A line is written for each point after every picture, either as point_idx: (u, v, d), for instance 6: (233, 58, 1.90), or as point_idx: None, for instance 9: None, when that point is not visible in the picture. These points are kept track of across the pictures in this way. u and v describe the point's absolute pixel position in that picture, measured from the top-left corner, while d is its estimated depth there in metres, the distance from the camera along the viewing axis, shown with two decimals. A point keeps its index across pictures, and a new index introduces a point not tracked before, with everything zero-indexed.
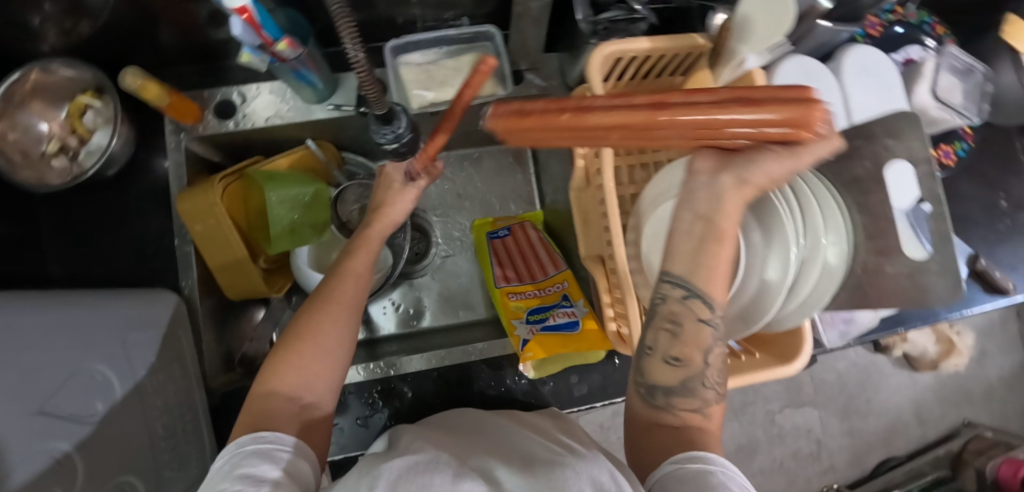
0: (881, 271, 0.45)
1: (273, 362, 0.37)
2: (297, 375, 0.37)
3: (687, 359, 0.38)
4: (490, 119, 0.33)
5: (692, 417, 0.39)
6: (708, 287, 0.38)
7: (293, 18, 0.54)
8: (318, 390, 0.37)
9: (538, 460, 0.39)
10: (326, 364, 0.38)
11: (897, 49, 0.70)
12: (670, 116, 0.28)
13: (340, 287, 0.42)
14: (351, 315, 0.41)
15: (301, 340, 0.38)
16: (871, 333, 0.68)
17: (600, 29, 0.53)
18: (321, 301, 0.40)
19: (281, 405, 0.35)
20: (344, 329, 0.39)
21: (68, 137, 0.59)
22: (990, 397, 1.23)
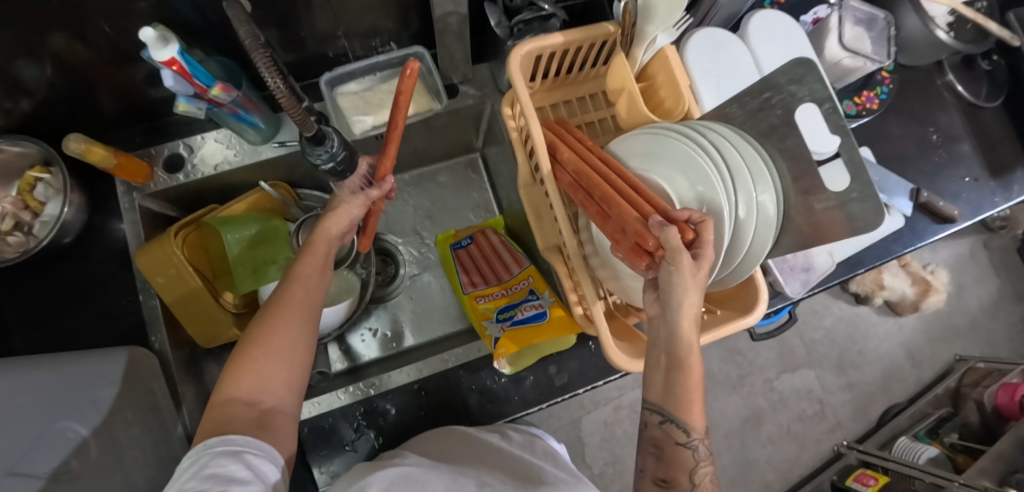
0: (813, 209, 0.47)
1: (229, 371, 0.39)
2: (254, 381, 0.39)
3: (674, 480, 0.43)
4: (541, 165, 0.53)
5: None
6: (685, 415, 0.42)
7: (225, 65, 0.57)
8: (275, 391, 0.40)
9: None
10: (281, 364, 0.40)
11: (806, 10, 0.76)
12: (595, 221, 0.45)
13: (290, 291, 0.44)
14: (304, 315, 0.43)
15: (255, 347, 0.40)
16: (832, 278, 0.71)
17: (516, 30, 0.57)
18: (273, 305, 0.43)
19: (241, 409, 0.38)
20: (298, 331, 0.42)
21: (21, 213, 0.60)
22: (976, 328, 1.25)
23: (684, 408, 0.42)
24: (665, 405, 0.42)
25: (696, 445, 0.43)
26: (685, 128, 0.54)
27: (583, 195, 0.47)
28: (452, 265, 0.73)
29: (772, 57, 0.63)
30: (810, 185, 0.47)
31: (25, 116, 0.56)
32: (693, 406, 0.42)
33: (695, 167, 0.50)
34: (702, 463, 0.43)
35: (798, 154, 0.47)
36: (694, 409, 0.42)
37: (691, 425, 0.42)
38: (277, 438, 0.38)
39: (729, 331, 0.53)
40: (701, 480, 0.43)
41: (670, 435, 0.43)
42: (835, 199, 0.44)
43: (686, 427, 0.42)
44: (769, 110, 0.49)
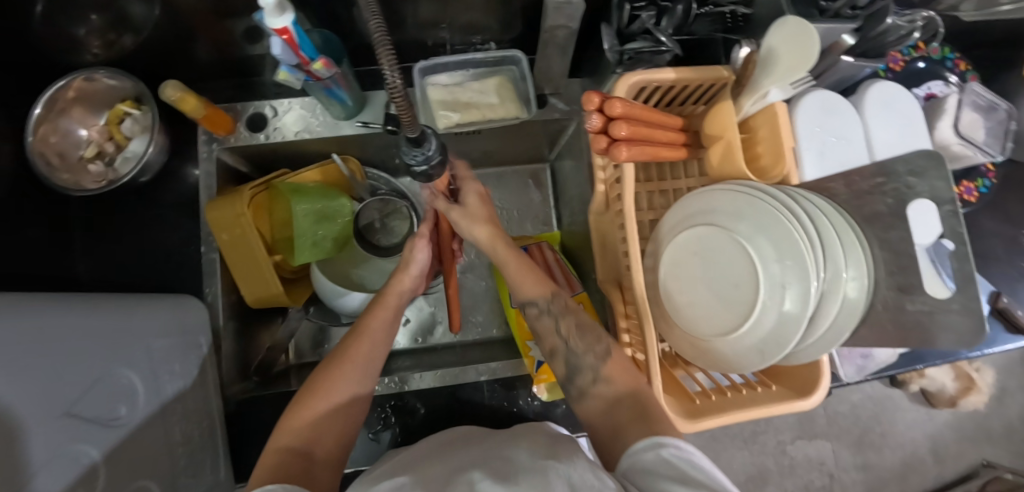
0: (902, 308, 0.46)
1: (288, 420, 0.42)
2: (308, 430, 0.41)
3: (553, 351, 0.50)
4: (625, 110, 0.42)
5: (601, 390, 0.46)
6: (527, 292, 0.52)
7: (328, 40, 0.57)
8: (325, 443, 0.41)
9: (523, 466, 0.37)
10: (335, 419, 0.42)
11: (919, 83, 0.71)
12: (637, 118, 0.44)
13: (355, 346, 0.46)
14: (363, 371, 0.45)
15: (317, 398, 0.43)
16: (888, 370, 0.68)
17: (626, 58, 0.55)
18: (337, 359, 0.45)
19: (292, 458, 0.38)
20: (354, 386, 0.44)
21: (105, 143, 0.61)
22: (1011, 437, 1.19)
23: (535, 288, 0.53)
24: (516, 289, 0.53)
25: (550, 309, 0.52)
26: (781, 193, 0.51)
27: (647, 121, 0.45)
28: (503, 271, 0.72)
29: (886, 132, 0.59)
30: (906, 283, 0.45)
31: (126, 51, 0.57)
32: (531, 280, 0.53)
33: (783, 238, 0.48)
34: (561, 318, 0.51)
35: (901, 248, 0.45)
36: (532, 284, 0.52)
37: (537, 297, 0.52)
38: (323, 489, 0.38)
39: (781, 411, 0.51)
40: (568, 333, 0.50)
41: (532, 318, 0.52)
42: (931, 304, 0.42)
43: (532, 300, 0.52)
44: (879, 195, 0.47)
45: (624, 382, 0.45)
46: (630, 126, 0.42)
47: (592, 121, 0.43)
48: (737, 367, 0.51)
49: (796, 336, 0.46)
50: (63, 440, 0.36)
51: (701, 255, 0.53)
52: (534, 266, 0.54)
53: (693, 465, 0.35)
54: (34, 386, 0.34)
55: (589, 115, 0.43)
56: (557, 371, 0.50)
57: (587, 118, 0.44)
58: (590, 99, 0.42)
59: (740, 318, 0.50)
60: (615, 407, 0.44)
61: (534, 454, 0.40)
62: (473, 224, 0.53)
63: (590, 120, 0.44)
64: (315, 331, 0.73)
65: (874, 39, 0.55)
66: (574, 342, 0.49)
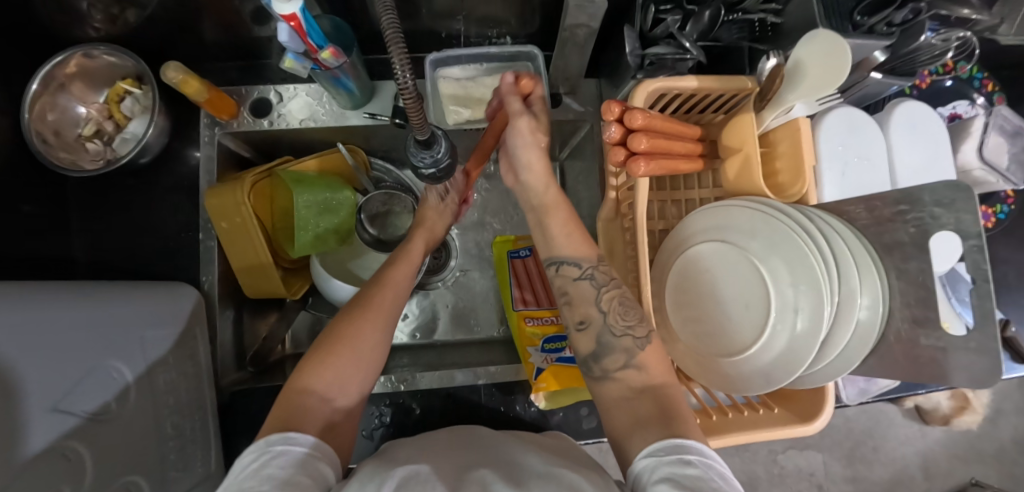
0: (916, 341, 0.45)
1: (311, 363, 0.43)
2: (333, 376, 0.42)
3: (585, 319, 0.47)
4: (644, 121, 0.40)
5: (625, 373, 0.45)
6: (575, 252, 0.50)
7: (337, 26, 0.54)
8: (347, 391, 0.43)
9: (538, 472, 0.36)
10: (357, 366, 0.44)
11: (946, 101, 0.69)
12: (656, 130, 0.42)
13: (379, 295, 0.49)
14: (385, 321, 0.47)
15: (340, 344, 0.44)
16: (890, 394, 0.67)
17: (647, 63, 0.53)
18: (361, 306, 0.47)
19: (316, 404, 0.40)
20: (377, 333, 0.46)
21: (105, 122, 0.59)
22: (1001, 458, 1.19)
23: (576, 250, 0.50)
24: (558, 246, 0.51)
25: (592, 276, 0.49)
26: (792, 209, 0.50)
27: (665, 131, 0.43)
28: (506, 273, 0.70)
29: (910, 154, 0.57)
30: (922, 316, 0.43)
31: (128, 27, 0.55)
32: (575, 239, 0.50)
33: (799, 258, 0.47)
34: (603, 289, 0.47)
35: (920, 280, 0.43)
36: (576, 245, 0.50)
37: (581, 259, 0.49)
38: (340, 436, 0.40)
39: (784, 435, 0.51)
40: (608, 305, 0.47)
41: (567, 275, 0.50)
42: (945, 341, 0.41)
43: (576, 261, 0.49)
44: (900, 223, 0.45)
45: (657, 371, 0.44)
46: (649, 137, 0.40)
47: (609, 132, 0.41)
48: (739, 389, 0.50)
49: (807, 363, 0.44)
50: (50, 436, 0.35)
51: (717, 269, 0.52)
52: (582, 228, 0.51)
53: (715, 473, 0.34)
54: (19, 382, 0.33)
55: (607, 125, 0.41)
56: (584, 345, 0.47)
57: (606, 128, 0.42)
58: (609, 108, 0.41)
59: (749, 338, 0.49)
60: (641, 398, 0.43)
61: (547, 461, 0.39)
62: (530, 149, 0.50)
63: (606, 129, 0.42)
64: (313, 321, 0.72)
65: (906, 56, 0.53)
66: (613, 317, 0.46)
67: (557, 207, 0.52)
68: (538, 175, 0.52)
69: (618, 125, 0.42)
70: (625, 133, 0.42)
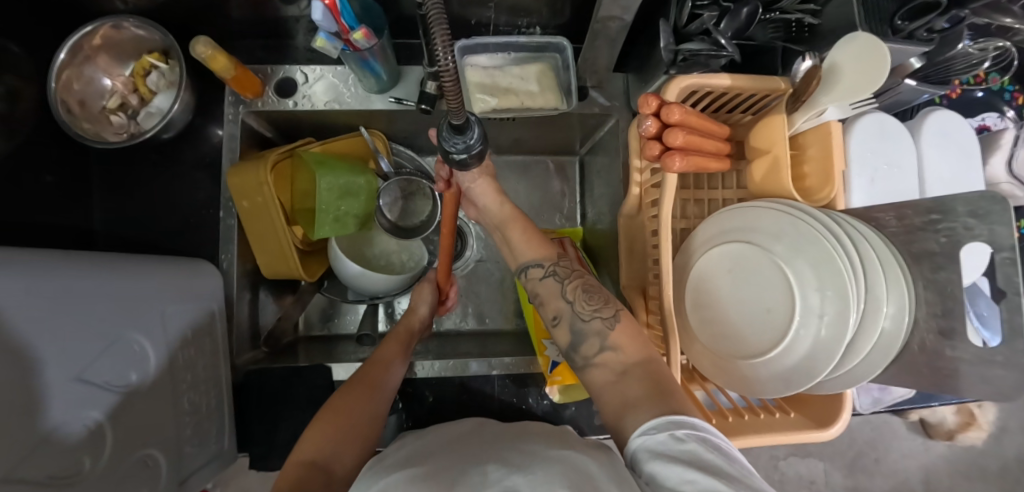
0: (941, 353, 0.44)
1: (307, 439, 0.40)
2: (329, 446, 0.40)
3: (556, 314, 0.49)
4: (683, 115, 0.39)
5: (607, 356, 0.44)
6: (536, 253, 0.53)
7: (368, 7, 0.54)
8: (344, 460, 0.40)
9: (538, 455, 0.36)
10: (353, 433, 0.42)
11: (976, 112, 0.68)
12: (695, 124, 0.42)
13: (373, 371, 0.49)
14: (379, 392, 0.47)
15: (335, 414, 0.43)
16: (906, 404, 0.66)
17: (680, 59, 0.52)
18: (356, 381, 0.47)
19: (314, 473, 0.37)
20: (373, 403, 0.45)
21: (129, 95, 0.59)
22: (1003, 475, 1.19)
23: (538, 252, 0.53)
24: (521, 250, 0.54)
25: (554, 273, 0.51)
26: (822, 214, 0.49)
27: (701, 128, 0.42)
28: None
29: (940, 163, 0.57)
30: (948, 328, 0.43)
31: (158, 0, 0.54)
32: (534, 242, 0.53)
33: (825, 263, 0.47)
34: (566, 282, 0.50)
35: (949, 291, 0.43)
36: (536, 247, 0.53)
37: (542, 259, 0.52)
38: None
39: (801, 439, 0.50)
40: (573, 297, 0.48)
41: (534, 276, 0.52)
42: (972, 354, 0.41)
43: (538, 261, 0.52)
44: (932, 233, 0.45)
45: (633, 350, 0.44)
46: (687, 132, 0.40)
47: (646, 125, 0.41)
48: (756, 392, 0.50)
49: (831, 368, 0.44)
50: (75, 405, 0.35)
51: (737, 271, 0.52)
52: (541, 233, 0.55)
53: (710, 446, 0.33)
54: (47, 350, 0.33)
55: (645, 118, 0.41)
56: (561, 337, 0.48)
57: (641, 121, 0.42)
58: (647, 101, 0.40)
59: (772, 341, 0.49)
60: (624, 378, 0.42)
61: (548, 446, 0.38)
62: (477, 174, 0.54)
63: (644, 121, 0.41)
64: (327, 304, 0.72)
65: (941, 63, 0.54)
66: (579, 303, 0.48)
67: (514, 220, 0.55)
68: (489, 197, 0.56)
69: (656, 117, 0.41)
70: (661, 126, 0.41)
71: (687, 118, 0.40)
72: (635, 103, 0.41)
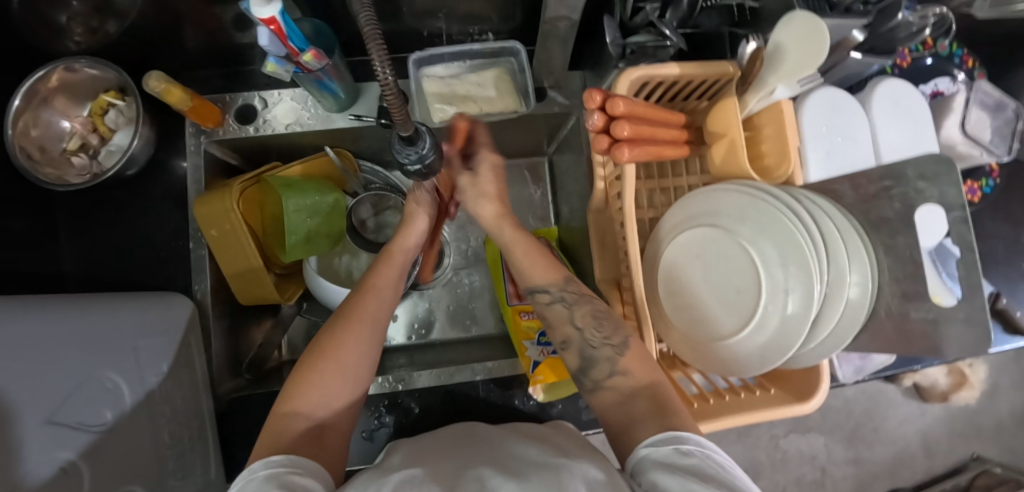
0: (908, 315, 0.45)
1: (294, 384, 0.42)
2: (318, 394, 0.41)
3: (565, 337, 0.49)
4: (626, 108, 0.40)
5: (615, 381, 0.44)
6: (537, 274, 0.52)
7: (319, 28, 0.54)
8: (333, 405, 0.42)
9: (535, 464, 0.36)
10: (340, 381, 0.43)
11: (926, 80, 0.69)
12: (641, 115, 0.42)
13: (363, 304, 0.48)
14: (371, 329, 0.46)
15: (321, 360, 0.43)
16: (888, 370, 0.67)
17: (628, 52, 0.53)
18: (345, 317, 0.46)
19: (302, 423, 0.39)
20: (362, 347, 0.45)
21: (89, 135, 0.58)
22: (1000, 432, 1.20)
23: (545, 274, 0.52)
24: (526, 274, 0.52)
25: (564, 298, 0.50)
26: (781, 192, 0.50)
27: (649, 118, 0.43)
28: (499, 269, 0.71)
29: (891, 132, 0.58)
30: (911, 290, 0.44)
31: (110, 39, 0.55)
32: (539, 264, 0.52)
33: (786, 239, 0.47)
34: (574, 307, 0.49)
35: (907, 254, 0.44)
36: (544, 270, 0.51)
37: (550, 284, 0.51)
38: (332, 452, 0.40)
39: (782, 414, 0.51)
40: (580, 322, 0.48)
41: (539, 300, 0.51)
42: (937, 313, 0.41)
43: (543, 286, 0.51)
44: (886, 199, 0.45)
45: (642, 373, 0.44)
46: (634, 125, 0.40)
47: (592, 119, 0.41)
48: (736, 370, 0.50)
49: (800, 342, 0.44)
50: (46, 448, 0.35)
51: (704, 255, 0.53)
52: (545, 253, 0.54)
53: (715, 463, 0.34)
54: (13, 396, 0.33)
55: (590, 113, 0.41)
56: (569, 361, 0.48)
57: (588, 116, 0.42)
58: (591, 96, 0.41)
59: (741, 320, 0.49)
60: (631, 399, 0.42)
61: (544, 452, 0.39)
62: (478, 198, 0.56)
63: (591, 117, 0.42)
64: (309, 325, 0.72)
65: (885, 34, 0.54)
66: (588, 331, 0.47)
67: (518, 241, 0.54)
68: (490, 216, 0.56)
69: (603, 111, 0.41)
70: (609, 120, 0.41)
71: (632, 109, 0.41)
72: (580, 99, 0.41)
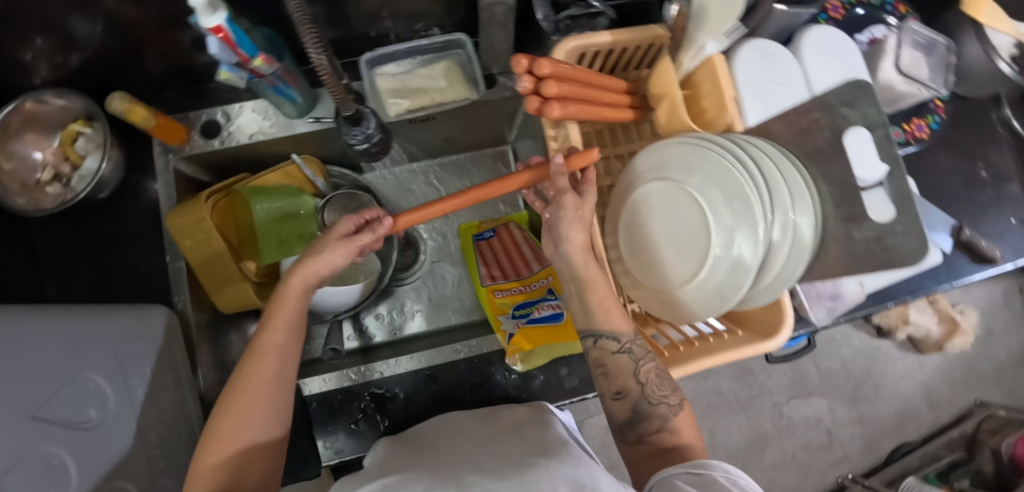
0: (852, 238, 0.46)
1: (199, 463, 0.38)
2: (224, 472, 0.37)
3: (624, 389, 0.45)
4: (551, 69, 0.42)
5: (663, 437, 0.44)
6: (614, 324, 0.46)
7: (269, 38, 0.57)
8: (252, 474, 0.39)
9: (517, 465, 0.38)
10: (251, 454, 0.39)
11: (862, 29, 0.72)
12: (570, 77, 0.45)
13: (257, 367, 0.40)
14: (272, 393, 0.40)
15: (224, 438, 0.38)
16: (860, 308, 0.69)
17: (562, 25, 0.56)
18: (241, 387, 0.39)
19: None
20: (265, 413, 0.39)
21: (61, 165, 0.61)
22: (1000, 375, 1.20)
23: (614, 322, 0.46)
24: (595, 320, 0.46)
25: (631, 349, 0.46)
26: (728, 144, 0.51)
27: (578, 80, 0.46)
28: (473, 255, 0.73)
29: (826, 78, 0.60)
30: (851, 213, 0.46)
31: (74, 70, 0.57)
32: (613, 312, 0.46)
33: (729, 183, 0.49)
34: (642, 362, 0.45)
35: (842, 179, 0.46)
36: (618, 316, 0.46)
37: (619, 332, 0.46)
38: None
39: (747, 353, 0.53)
40: (646, 377, 0.45)
41: (604, 347, 0.46)
42: (876, 229, 0.43)
43: (614, 336, 0.45)
44: (817, 130, 0.48)
45: (690, 434, 0.44)
46: (560, 86, 0.43)
47: (522, 84, 0.44)
48: (699, 314, 0.52)
49: (747, 280, 0.46)
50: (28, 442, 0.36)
51: (659, 208, 0.54)
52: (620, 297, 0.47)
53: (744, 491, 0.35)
54: None
55: (521, 78, 0.44)
56: (619, 412, 0.46)
57: (519, 81, 0.44)
58: (517, 62, 0.43)
59: (698, 262, 0.51)
60: (665, 453, 0.43)
61: (528, 455, 0.41)
62: (575, 223, 0.45)
63: (521, 83, 0.44)
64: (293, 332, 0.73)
65: None
66: (651, 386, 0.45)
67: (599, 281, 0.46)
68: (580, 249, 0.46)
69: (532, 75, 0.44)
70: (536, 83, 0.44)
71: (560, 71, 0.43)
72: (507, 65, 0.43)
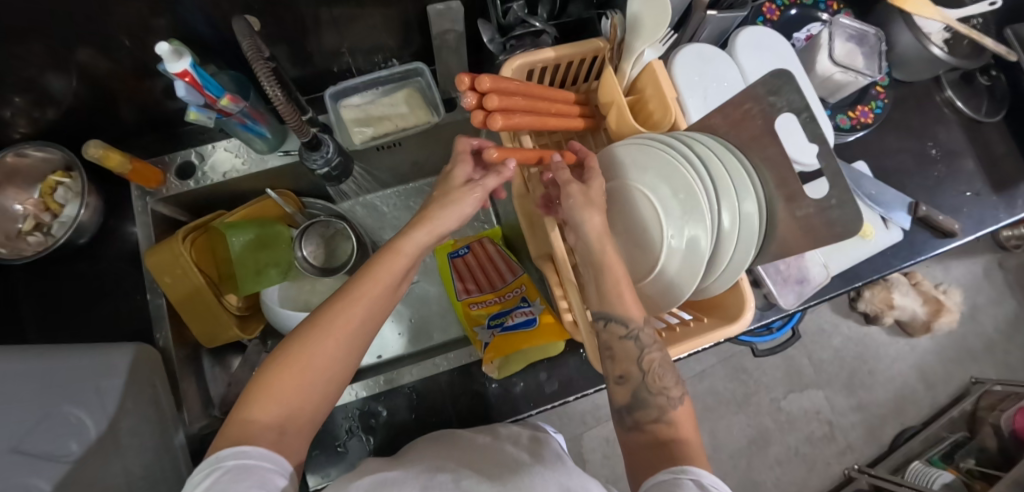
0: (795, 216, 0.48)
1: (255, 392, 0.37)
2: (281, 406, 0.37)
3: (625, 373, 0.44)
4: (489, 83, 0.46)
5: (658, 428, 0.42)
6: (626, 310, 0.44)
7: (237, 80, 0.61)
8: (300, 417, 0.38)
9: (511, 468, 0.38)
10: (305, 397, 0.38)
11: (799, 28, 0.78)
12: (510, 90, 0.48)
13: (351, 311, 0.40)
14: (350, 338, 0.40)
15: (292, 364, 0.38)
16: (828, 292, 0.71)
17: (509, 45, 0.61)
18: (325, 324, 0.39)
19: (261, 434, 0.36)
20: (335, 350, 0.39)
21: (42, 214, 0.63)
22: (992, 350, 1.21)
23: (627, 306, 0.44)
24: (604, 304, 0.44)
25: (638, 336, 0.44)
26: (677, 144, 0.53)
27: (519, 93, 0.49)
28: (449, 273, 0.74)
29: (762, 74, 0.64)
30: (791, 192, 0.48)
31: (52, 124, 0.60)
32: (626, 297, 0.44)
33: (675, 177, 0.50)
34: (647, 351, 0.44)
35: (779, 162, 0.49)
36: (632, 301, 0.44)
37: (629, 317, 0.44)
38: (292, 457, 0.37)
39: (717, 337, 0.54)
40: (649, 366, 0.44)
41: (612, 332, 0.44)
42: (814, 205, 0.45)
43: (625, 320, 0.43)
44: (751, 120, 0.50)
45: (687, 432, 0.42)
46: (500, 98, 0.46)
47: (465, 96, 0.46)
48: (662, 305, 0.54)
49: (697, 274, 0.48)
50: None
51: (615, 205, 0.56)
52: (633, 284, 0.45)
53: None
54: None
55: (464, 92, 0.47)
56: (620, 396, 0.45)
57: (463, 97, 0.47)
58: (460, 80, 0.46)
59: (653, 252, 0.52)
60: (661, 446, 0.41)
61: (522, 458, 0.40)
62: (589, 208, 0.44)
63: (464, 98, 0.47)
64: None
65: None
66: (654, 374, 0.44)
67: (617, 264, 0.44)
68: (599, 233, 0.44)
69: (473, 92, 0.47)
70: (478, 98, 0.47)
71: (499, 85, 0.47)
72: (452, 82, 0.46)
